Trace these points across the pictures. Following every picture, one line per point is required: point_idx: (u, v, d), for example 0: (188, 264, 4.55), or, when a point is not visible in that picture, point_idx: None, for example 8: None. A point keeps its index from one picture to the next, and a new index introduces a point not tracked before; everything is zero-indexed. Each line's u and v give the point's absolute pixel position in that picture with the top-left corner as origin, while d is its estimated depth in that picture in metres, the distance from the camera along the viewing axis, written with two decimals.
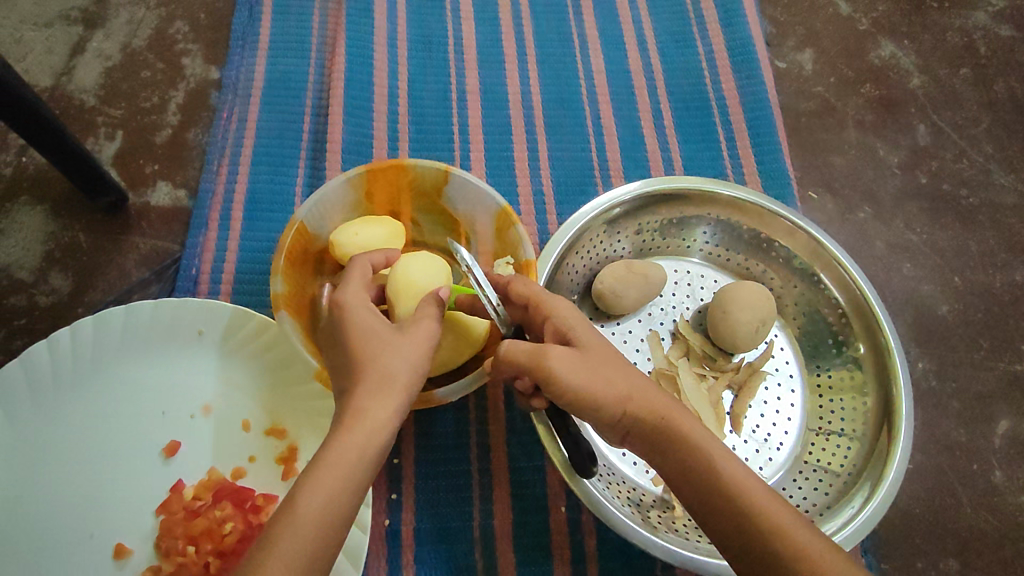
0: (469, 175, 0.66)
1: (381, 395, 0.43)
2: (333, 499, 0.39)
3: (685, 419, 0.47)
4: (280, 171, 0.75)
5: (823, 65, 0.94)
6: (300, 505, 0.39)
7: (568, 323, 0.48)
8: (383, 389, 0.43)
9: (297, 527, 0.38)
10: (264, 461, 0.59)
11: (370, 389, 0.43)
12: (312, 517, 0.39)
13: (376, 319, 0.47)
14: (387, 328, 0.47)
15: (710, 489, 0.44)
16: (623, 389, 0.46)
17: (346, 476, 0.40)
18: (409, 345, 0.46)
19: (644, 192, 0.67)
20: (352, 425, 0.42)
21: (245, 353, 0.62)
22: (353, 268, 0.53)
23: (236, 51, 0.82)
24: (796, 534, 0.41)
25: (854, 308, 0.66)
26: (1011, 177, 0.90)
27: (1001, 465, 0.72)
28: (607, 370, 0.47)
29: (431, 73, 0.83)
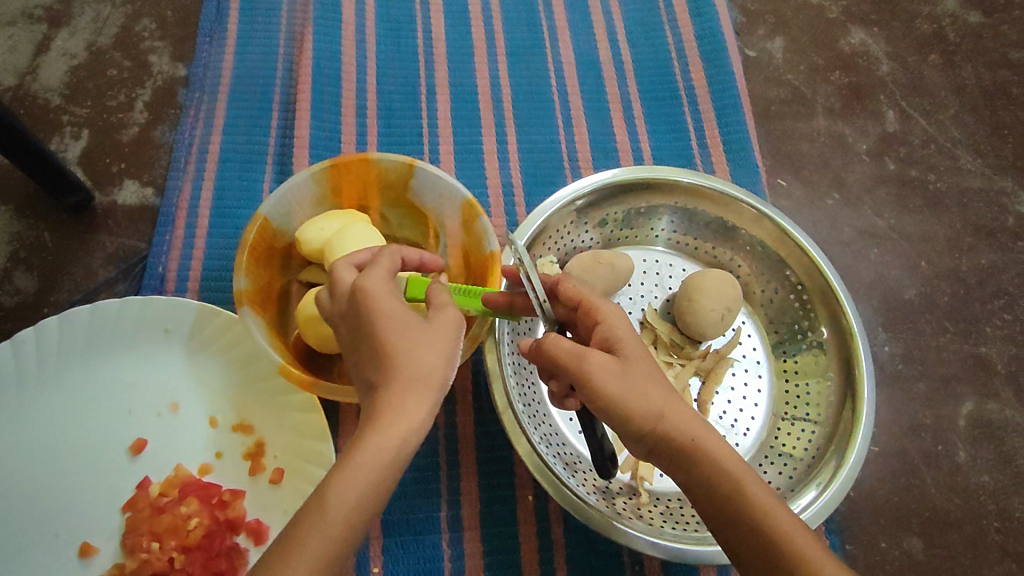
0: (433, 168, 0.66)
1: (418, 395, 0.42)
2: (362, 500, 0.40)
3: (685, 416, 0.47)
4: (247, 168, 0.75)
5: (793, 53, 0.94)
6: (330, 504, 0.39)
7: (616, 332, 0.48)
8: (420, 388, 0.42)
9: (326, 526, 0.39)
10: (230, 457, 0.60)
11: (404, 389, 0.41)
12: (342, 517, 0.39)
13: (404, 312, 0.44)
14: (416, 319, 0.44)
15: (720, 494, 0.45)
16: (657, 403, 0.46)
17: (375, 478, 0.40)
18: (441, 337, 0.43)
19: (608, 183, 0.67)
20: (391, 427, 0.41)
21: (212, 351, 0.62)
22: (382, 256, 0.48)
23: (203, 47, 0.81)
24: (804, 543, 0.43)
25: (819, 294, 0.67)
26: (978, 161, 0.91)
27: (966, 446, 0.73)
28: (648, 385, 0.46)
29: (401, 67, 0.83)
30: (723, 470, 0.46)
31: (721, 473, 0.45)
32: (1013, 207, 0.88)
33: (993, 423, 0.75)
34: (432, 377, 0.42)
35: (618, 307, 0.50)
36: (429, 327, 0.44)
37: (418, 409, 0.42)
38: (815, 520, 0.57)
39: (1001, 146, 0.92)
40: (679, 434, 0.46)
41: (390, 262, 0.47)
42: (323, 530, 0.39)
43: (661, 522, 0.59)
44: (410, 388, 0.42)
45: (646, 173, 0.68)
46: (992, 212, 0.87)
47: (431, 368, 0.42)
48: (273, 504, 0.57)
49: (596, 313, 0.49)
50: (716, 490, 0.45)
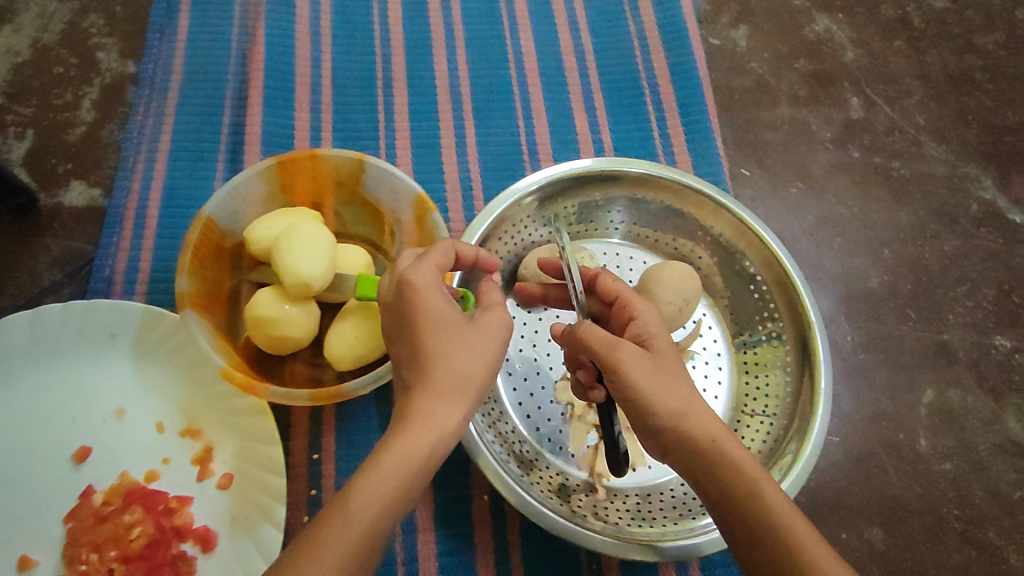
0: (383, 163, 0.65)
1: (453, 401, 0.45)
2: (388, 497, 0.42)
3: (704, 417, 0.49)
4: (198, 166, 0.73)
5: (757, 41, 0.93)
6: (355, 498, 0.41)
7: (647, 326, 0.52)
8: (457, 395, 0.45)
9: (350, 520, 0.40)
10: (179, 463, 0.59)
11: (439, 394, 0.45)
12: (366, 512, 0.41)
13: (448, 309, 0.46)
14: (461, 317, 0.47)
15: (733, 491, 0.47)
16: (681, 403, 0.49)
17: (400, 476, 0.42)
18: (483, 344, 0.46)
19: (558, 176, 0.66)
20: (424, 427, 0.44)
21: (159, 354, 0.61)
22: (437, 246, 0.49)
23: (153, 42, 0.79)
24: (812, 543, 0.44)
25: (777, 284, 0.66)
26: (942, 148, 0.90)
27: (926, 433, 0.74)
28: (673, 385, 0.49)
29: (357, 60, 0.81)
30: (735, 469, 0.47)
31: (733, 471, 0.47)
32: (977, 193, 0.87)
33: (953, 410, 0.75)
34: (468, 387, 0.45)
35: (652, 304, 0.54)
36: (472, 334, 0.46)
37: (451, 415, 0.45)
38: (794, 488, 0.58)
39: (966, 132, 0.91)
40: (695, 434, 0.48)
41: (443, 254, 0.49)
42: (348, 523, 0.40)
43: (617, 519, 0.59)
44: (448, 394, 0.45)
45: (596, 165, 0.66)
46: (956, 199, 0.87)
47: (470, 376, 0.45)
48: (221, 510, 0.57)
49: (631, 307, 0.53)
50: (726, 487, 0.47)
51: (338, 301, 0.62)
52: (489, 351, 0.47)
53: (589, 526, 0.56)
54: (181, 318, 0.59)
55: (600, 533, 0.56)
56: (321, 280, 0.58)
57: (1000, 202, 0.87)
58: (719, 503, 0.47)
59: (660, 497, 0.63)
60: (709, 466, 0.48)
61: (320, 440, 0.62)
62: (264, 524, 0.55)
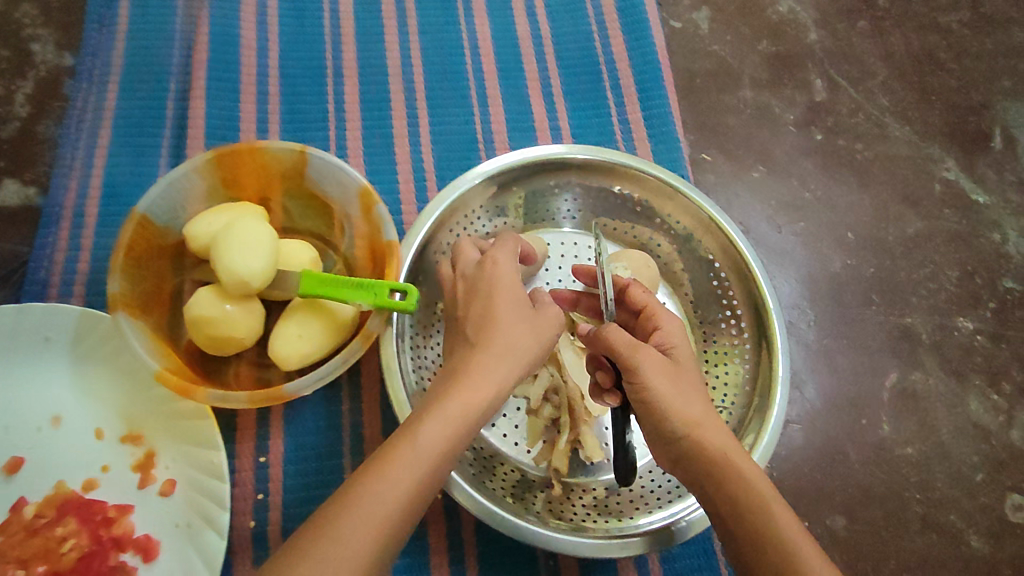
0: (326, 154, 0.63)
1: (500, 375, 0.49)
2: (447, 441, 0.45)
3: (715, 429, 0.50)
4: (141, 161, 0.70)
5: (719, 24, 0.89)
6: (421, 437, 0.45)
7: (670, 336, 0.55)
8: (504, 369, 0.49)
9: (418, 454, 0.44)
10: (118, 470, 0.57)
11: (492, 368, 0.49)
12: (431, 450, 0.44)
13: (514, 296, 0.52)
14: (526, 305, 0.52)
15: (738, 498, 0.47)
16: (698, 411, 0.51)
17: (459, 423, 0.46)
18: (532, 323, 0.52)
19: (505, 167, 0.65)
20: (480, 381, 0.48)
21: (95, 359, 0.58)
22: (507, 237, 0.57)
23: (92, 32, 0.75)
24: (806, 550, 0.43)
25: (735, 272, 0.66)
26: (907, 129, 0.87)
27: (889, 419, 0.74)
28: (692, 394, 0.52)
29: (303, 47, 0.77)
30: (738, 476, 0.48)
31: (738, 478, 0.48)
32: (941, 174, 0.85)
33: (916, 394, 0.75)
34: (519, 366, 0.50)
35: (675, 318, 0.58)
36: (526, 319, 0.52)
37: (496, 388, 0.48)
38: (764, 459, 0.59)
39: (930, 113, 0.88)
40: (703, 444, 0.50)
41: (511, 245, 0.56)
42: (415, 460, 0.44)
43: (573, 517, 0.59)
44: (495, 366, 0.49)
45: (541, 153, 0.65)
46: (920, 180, 0.85)
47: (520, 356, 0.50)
48: (164, 516, 0.56)
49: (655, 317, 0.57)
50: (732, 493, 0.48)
51: (282, 299, 0.60)
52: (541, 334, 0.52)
53: (540, 526, 0.55)
54: (107, 315, 0.57)
55: (550, 530, 0.55)
56: (261, 278, 0.56)
57: (964, 182, 0.85)
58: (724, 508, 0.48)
59: (614, 490, 0.63)
60: (715, 474, 0.49)
61: (267, 442, 0.60)
62: (207, 530, 0.54)
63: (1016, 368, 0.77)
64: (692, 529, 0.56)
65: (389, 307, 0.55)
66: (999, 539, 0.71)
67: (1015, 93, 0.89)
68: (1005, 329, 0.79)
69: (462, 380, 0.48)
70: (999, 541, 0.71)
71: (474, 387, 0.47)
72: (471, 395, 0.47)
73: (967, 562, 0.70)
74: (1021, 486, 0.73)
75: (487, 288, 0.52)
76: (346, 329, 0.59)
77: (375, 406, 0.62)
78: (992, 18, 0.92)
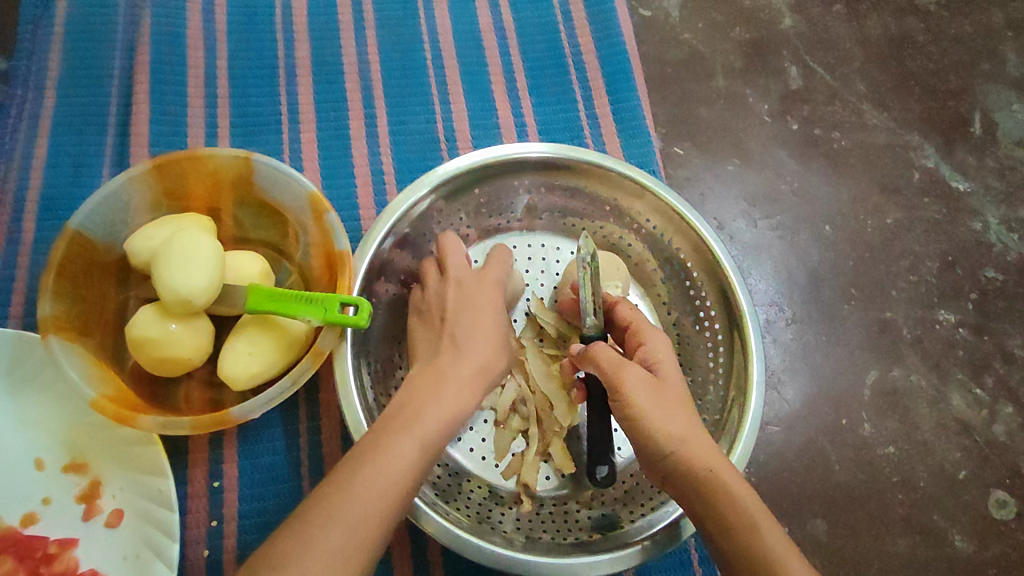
0: (272, 160, 0.60)
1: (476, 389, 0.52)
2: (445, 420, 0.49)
3: (706, 445, 0.48)
4: (82, 172, 0.67)
5: (690, 11, 0.86)
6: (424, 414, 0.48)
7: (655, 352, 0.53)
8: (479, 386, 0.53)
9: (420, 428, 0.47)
10: (61, 502, 0.54)
11: (468, 382, 0.52)
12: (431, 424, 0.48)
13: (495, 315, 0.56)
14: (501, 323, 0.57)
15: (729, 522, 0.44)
16: (683, 429, 0.48)
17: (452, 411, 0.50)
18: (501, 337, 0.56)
19: (457, 170, 0.61)
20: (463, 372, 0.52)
21: (32, 386, 0.55)
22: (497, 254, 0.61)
23: (25, 35, 0.71)
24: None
25: (707, 270, 0.63)
26: (884, 116, 0.84)
27: (870, 418, 0.72)
28: (678, 409, 0.49)
29: (254, 47, 0.74)
30: (723, 492, 0.45)
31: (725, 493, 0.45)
32: (920, 161, 0.83)
33: (897, 390, 0.73)
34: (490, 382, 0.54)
35: (662, 333, 0.55)
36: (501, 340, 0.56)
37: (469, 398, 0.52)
38: (743, 462, 0.56)
39: (908, 99, 0.85)
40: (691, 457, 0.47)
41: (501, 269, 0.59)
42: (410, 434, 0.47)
43: (543, 534, 0.56)
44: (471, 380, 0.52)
45: (495, 154, 0.61)
46: (898, 168, 0.82)
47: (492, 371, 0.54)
48: (110, 550, 0.53)
49: (641, 332, 0.55)
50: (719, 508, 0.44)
51: (231, 314, 0.57)
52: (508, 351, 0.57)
53: (506, 547, 0.52)
54: (38, 338, 0.54)
55: (517, 551, 0.52)
56: (204, 296, 0.53)
57: (944, 170, 0.82)
58: (708, 521, 0.45)
59: (584, 505, 0.60)
60: (703, 492, 0.46)
61: (220, 466, 0.58)
62: (156, 562, 0.52)
63: (999, 360, 0.75)
64: (666, 545, 0.54)
65: (340, 323, 0.52)
66: (983, 538, 0.69)
67: (996, 76, 0.86)
68: (987, 320, 0.77)
69: (445, 388, 0.51)
70: (983, 539, 0.69)
71: (454, 393, 0.51)
72: (451, 402, 0.50)
73: (951, 563, 0.68)
74: (1006, 482, 0.71)
75: (470, 304, 0.56)
76: (300, 345, 0.56)
77: (333, 424, 0.59)
78: None
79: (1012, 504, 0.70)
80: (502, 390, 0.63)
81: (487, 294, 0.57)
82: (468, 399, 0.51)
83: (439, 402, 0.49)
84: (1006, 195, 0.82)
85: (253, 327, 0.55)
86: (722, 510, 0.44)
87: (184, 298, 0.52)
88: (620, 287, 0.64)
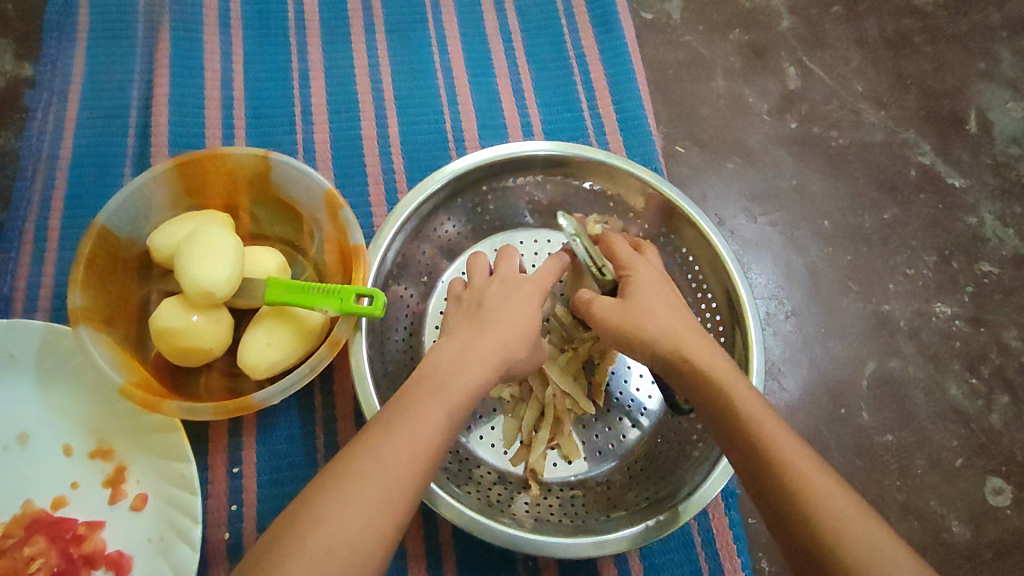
0: (289, 158, 0.62)
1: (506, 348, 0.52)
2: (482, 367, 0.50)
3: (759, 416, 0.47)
4: (105, 172, 0.69)
5: (691, 14, 0.88)
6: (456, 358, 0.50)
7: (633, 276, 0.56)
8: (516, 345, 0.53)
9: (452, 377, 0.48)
10: (89, 486, 0.56)
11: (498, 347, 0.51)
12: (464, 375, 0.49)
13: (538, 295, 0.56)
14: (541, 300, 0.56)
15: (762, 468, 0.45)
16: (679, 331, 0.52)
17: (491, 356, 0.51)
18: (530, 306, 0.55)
19: (467, 166, 0.63)
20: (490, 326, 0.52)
21: (62, 375, 0.57)
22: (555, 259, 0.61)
23: (51, 42, 0.74)
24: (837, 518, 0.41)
25: (709, 263, 0.65)
26: (881, 115, 0.86)
27: (869, 407, 0.74)
28: (667, 330, 0.52)
29: (268, 51, 0.76)
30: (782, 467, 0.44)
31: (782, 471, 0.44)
32: (917, 158, 0.85)
33: (895, 380, 0.75)
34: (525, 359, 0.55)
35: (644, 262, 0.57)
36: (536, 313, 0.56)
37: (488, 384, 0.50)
38: (761, 381, 0.59)
39: (905, 98, 0.87)
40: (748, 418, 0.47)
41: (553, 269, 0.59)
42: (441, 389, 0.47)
43: (552, 517, 0.58)
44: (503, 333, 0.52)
45: (502, 151, 0.63)
46: (895, 165, 0.84)
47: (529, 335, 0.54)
48: (136, 532, 0.55)
49: (626, 264, 0.57)
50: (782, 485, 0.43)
51: (250, 307, 0.59)
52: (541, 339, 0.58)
53: (517, 528, 0.54)
54: (67, 329, 0.57)
55: (528, 532, 0.54)
56: (226, 287, 0.55)
57: (940, 166, 0.84)
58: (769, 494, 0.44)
59: (592, 488, 0.63)
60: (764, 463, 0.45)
61: (239, 452, 0.60)
62: (180, 543, 0.54)
63: (995, 351, 0.77)
64: (670, 527, 0.55)
65: (356, 313, 0.54)
66: (981, 524, 0.71)
67: (991, 75, 0.88)
68: (983, 312, 0.78)
69: (469, 359, 0.50)
70: (980, 525, 0.71)
71: (478, 366, 0.49)
72: (478, 370, 0.49)
73: (949, 548, 0.70)
74: (1002, 469, 0.73)
75: (506, 295, 0.55)
76: (317, 335, 0.58)
77: (349, 412, 0.62)
78: None
79: (1008, 491, 0.72)
80: (522, 405, 0.65)
81: (517, 284, 0.57)
82: (493, 369, 0.50)
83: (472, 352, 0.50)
84: (1001, 190, 0.84)
85: (273, 317, 0.57)
86: (780, 483, 0.43)
87: (205, 291, 0.55)
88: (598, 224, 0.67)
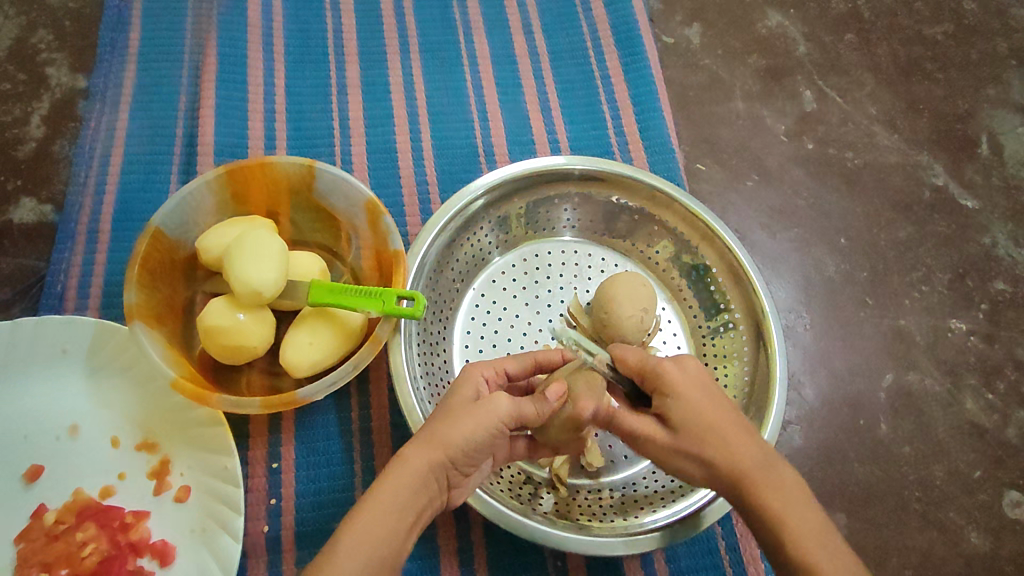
0: (333, 167, 0.65)
1: (434, 457, 0.47)
2: (457, 439, 0.47)
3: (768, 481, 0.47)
4: (153, 178, 0.73)
5: (709, 39, 0.92)
6: (409, 454, 0.48)
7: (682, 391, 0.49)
8: (430, 449, 0.47)
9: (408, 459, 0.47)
10: (134, 477, 0.59)
11: (414, 471, 0.47)
12: (426, 450, 0.47)
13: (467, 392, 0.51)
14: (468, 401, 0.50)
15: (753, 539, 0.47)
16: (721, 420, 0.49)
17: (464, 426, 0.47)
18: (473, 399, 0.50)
19: (498, 182, 0.66)
20: (448, 422, 0.48)
21: (112, 370, 0.60)
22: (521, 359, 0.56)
23: (104, 56, 0.78)
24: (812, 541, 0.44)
25: (731, 274, 0.67)
26: (895, 137, 0.89)
27: (887, 419, 0.76)
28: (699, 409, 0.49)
29: (309, 68, 0.80)
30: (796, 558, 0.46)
31: None
32: (930, 180, 0.87)
33: (913, 393, 0.77)
34: (474, 480, 0.53)
35: (686, 376, 0.50)
36: (469, 400, 0.50)
37: (415, 502, 0.46)
38: None
39: (918, 121, 0.90)
40: (755, 494, 0.46)
41: (507, 364, 0.54)
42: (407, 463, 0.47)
43: (579, 517, 0.60)
44: (429, 444, 0.47)
45: (534, 165, 0.66)
46: (910, 186, 0.87)
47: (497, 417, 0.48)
48: (178, 523, 0.57)
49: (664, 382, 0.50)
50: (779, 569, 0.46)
51: (293, 309, 0.62)
52: (533, 402, 0.50)
53: (545, 523, 0.56)
54: (121, 326, 0.59)
55: (558, 529, 0.56)
56: (273, 288, 0.57)
57: (953, 188, 0.87)
58: None
59: (617, 491, 0.64)
60: None
61: (279, 449, 0.62)
62: (222, 535, 0.55)
63: (1010, 367, 0.79)
64: (697, 527, 0.57)
65: (398, 314, 0.56)
66: (999, 536, 0.72)
67: (1001, 101, 0.91)
68: (997, 329, 0.80)
69: (437, 431, 0.48)
70: (1000, 538, 0.72)
71: (421, 455, 0.47)
72: (458, 429, 0.47)
73: (969, 558, 0.71)
74: (1019, 482, 0.74)
75: (450, 403, 0.50)
76: (357, 336, 0.60)
77: (383, 411, 0.64)
78: (975, 29, 0.95)
79: None
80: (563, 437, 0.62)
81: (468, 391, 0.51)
82: (444, 453, 0.47)
83: (444, 427, 0.48)
84: (1012, 212, 0.86)
85: (317, 322, 0.59)
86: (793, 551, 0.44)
87: (257, 290, 0.57)
88: (645, 288, 0.65)
